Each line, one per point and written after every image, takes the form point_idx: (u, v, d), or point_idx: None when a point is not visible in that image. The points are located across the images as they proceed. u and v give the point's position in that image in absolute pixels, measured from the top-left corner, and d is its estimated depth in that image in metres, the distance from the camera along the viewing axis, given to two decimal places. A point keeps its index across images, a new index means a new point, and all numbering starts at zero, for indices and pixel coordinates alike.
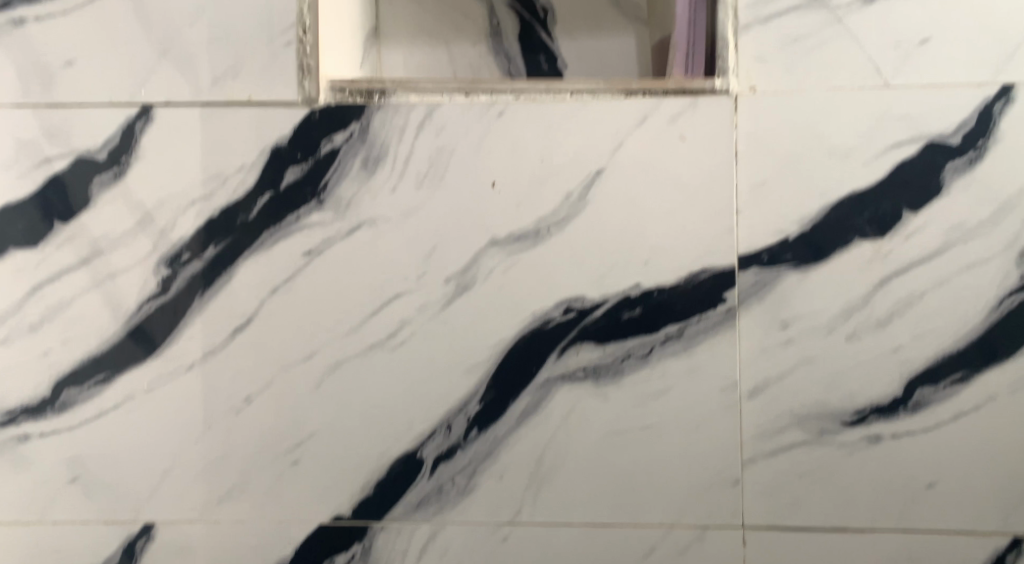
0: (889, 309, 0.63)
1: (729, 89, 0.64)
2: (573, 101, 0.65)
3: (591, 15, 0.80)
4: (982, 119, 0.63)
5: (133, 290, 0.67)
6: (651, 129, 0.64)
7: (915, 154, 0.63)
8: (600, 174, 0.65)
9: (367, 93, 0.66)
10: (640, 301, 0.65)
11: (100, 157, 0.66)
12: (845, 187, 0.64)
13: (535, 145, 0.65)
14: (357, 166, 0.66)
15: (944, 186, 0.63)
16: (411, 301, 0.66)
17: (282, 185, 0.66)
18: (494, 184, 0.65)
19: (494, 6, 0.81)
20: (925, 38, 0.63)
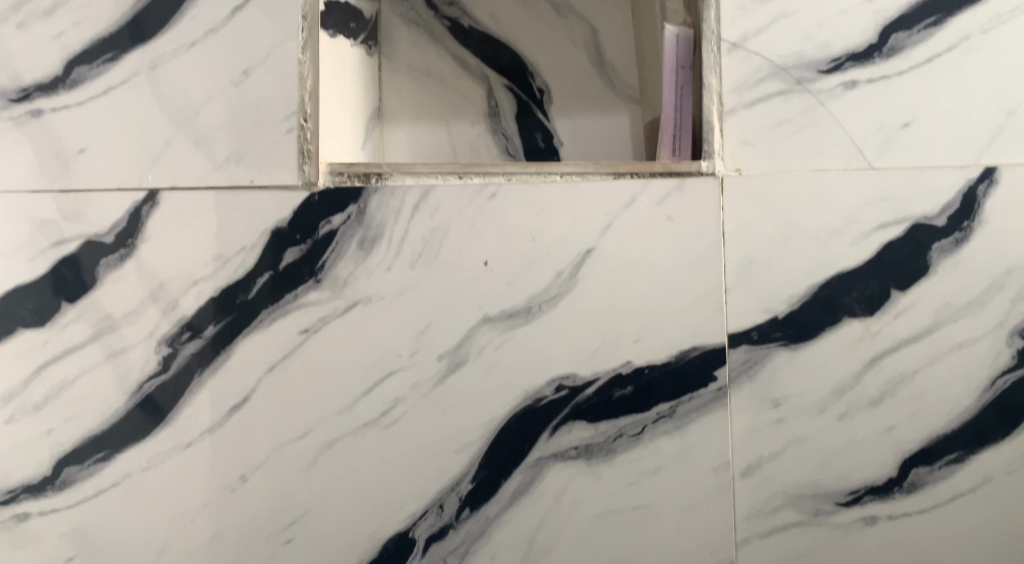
0: (881, 388, 0.64)
1: (715, 171, 0.66)
2: (562, 182, 0.67)
3: (586, 96, 0.83)
4: (967, 200, 0.65)
5: (135, 369, 0.68)
6: (640, 210, 0.66)
7: (901, 234, 0.64)
8: (590, 253, 0.66)
9: (364, 176, 0.68)
10: (631, 379, 0.65)
11: (107, 240, 0.68)
12: (831, 267, 0.65)
13: (526, 225, 0.67)
14: (354, 246, 0.67)
15: (931, 266, 0.64)
16: (404, 378, 0.67)
17: (281, 265, 0.68)
18: (486, 264, 0.67)
19: (491, 87, 0.83)
20: (907, 121, 0.65)
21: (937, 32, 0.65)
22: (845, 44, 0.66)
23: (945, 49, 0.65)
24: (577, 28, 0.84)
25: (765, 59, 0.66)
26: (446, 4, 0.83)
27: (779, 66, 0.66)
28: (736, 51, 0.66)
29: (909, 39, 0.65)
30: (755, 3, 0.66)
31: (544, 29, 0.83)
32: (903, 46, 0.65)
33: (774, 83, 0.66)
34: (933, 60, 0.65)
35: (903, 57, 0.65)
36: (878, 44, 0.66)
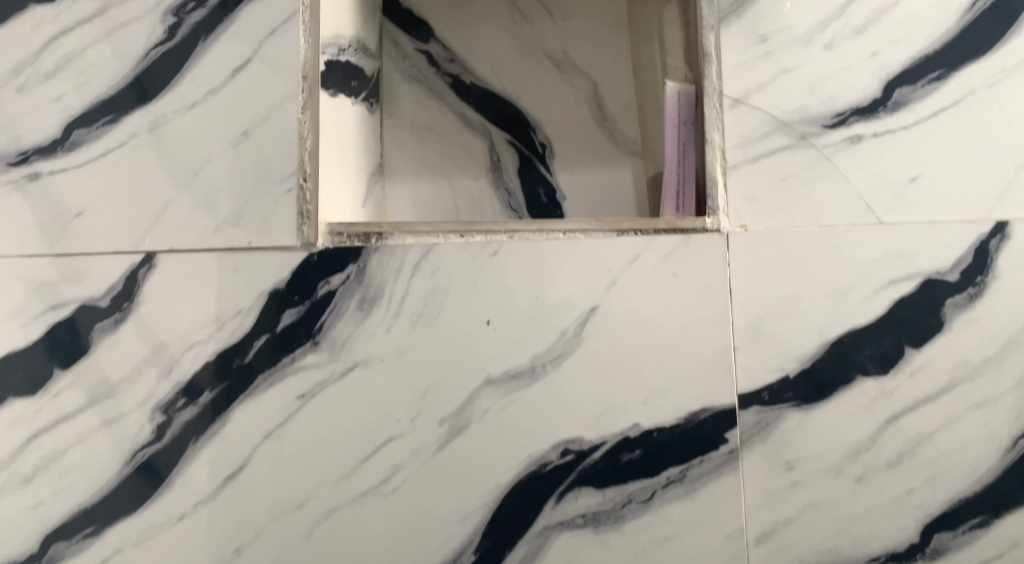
0: (899, 449, 0.62)
1: (719, 227, 0.65)
2: (565, 239, 0.65)
3: (588, 149, 0.83)
4: (979, 255, 0.63)
5: (127, 438, 0.66)
6: (644, 266, 0.65)
7: (913, 290, 0.63)
8: (594, 311, 0.65)
9: (364, 235, 0.67)
10: (639, 442, 0.63)
11: (103, 304, 0.67)
12: (843, 324, 0.63)
13: (529, 283, 0.65)
14: (353, 306, 0.66)
15: (945, 323, 0.63)
16: (404, 443, 0.65)
17: (279, 327, 0.66)
18: (488, 323, 0.65)
19: (493, 141, 0.83)
20: (915, 176, 0.64)
21: (941, 86, 0.65)
22: (849, 99, 0.66)
23: (950, 103, 0.65)
24: (579, 83, 0.83)
25: (769, 115, 0.66)
26: (448, 61, 0.84)
27: (782, 121, 0.66)
28: (738, 107, 0.66)
29: (914, 93, 0.65)
30: (756, 59, 0.67)
31: (544, 83, 0.83)
32: (908, 100, 0.65)
33: (778, 138, 0.66)
34: (939, 114, 0.65)
35: (908, 111, 0.65)
36: (883, 98, 0.65)
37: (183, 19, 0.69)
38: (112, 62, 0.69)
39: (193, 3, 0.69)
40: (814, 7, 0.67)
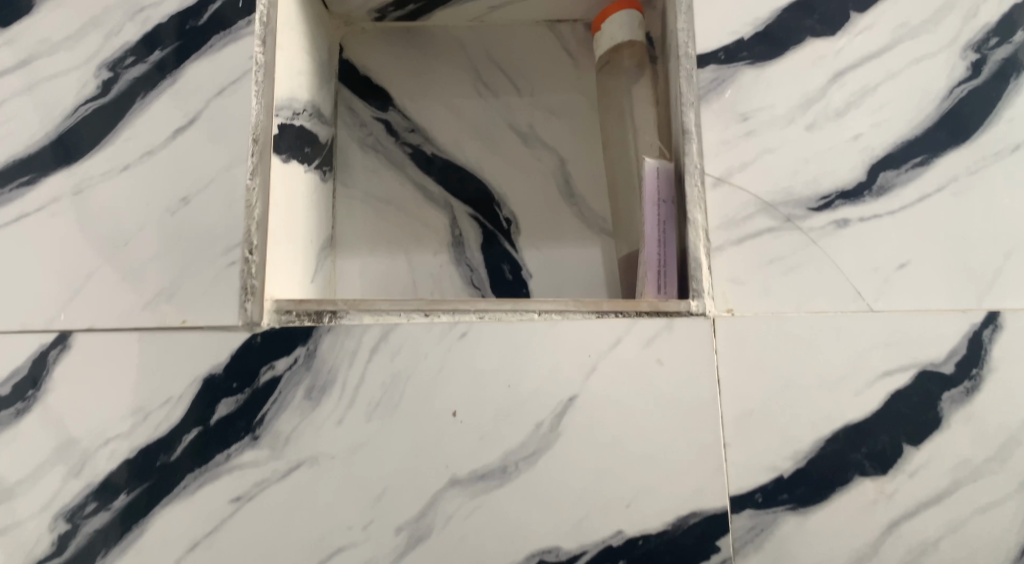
0: (902, 557, 0.58)
1: (705, 310, 0.60)
2: (540, 320, 0.60)
3: (555, 226, 0.78)
4: (972, 347, 0.60)
5: (24, 549, 0.57)
6: (627, 351, 0.59)
7: (907, 383, 0.59)
8: (573, 400, 0.59)
9: (316, 313, 0.60)
10: (623, 551, 0.58)
11: (4, 391, 0.58)
12: (837, 419, 0.59)
13: (501, 369, 0.59)
14: (300, 395, 0.58)
15: (943, 419, 0.59)
16: (356, 554, 0.57)
17: (212, 419, 0.58)
18: (455, 414, 0.59)
19: (455, 215, 0.78)
20: (904, 262, 0.62)
21: (924, 172, 0.63)
22: (834, 181, 0.63)
23: (935, 188, 0.63)
24: (546, 158, 0.80)
25: (753, 195, 0.63)
26: (407, 131, 0.80)
27: (766, 202, 0.63)
28: (720, 186, 0.63)
29: (898, 177, 0.63)
30: (738, 137, 0.64)
31: (510, 157, 0.80)
32: (892, 184, 0.63)
33: (763, 219, 0.62)
34: (923, 200, 0.63)
35: (893, 196, 0.63)
36: (867, 182, 0.63)
37: (119, 74, 0.62)
38: (33, 118, 0.62)
39: (133, 57, 0.62)
40: (795, 88, 0.65)
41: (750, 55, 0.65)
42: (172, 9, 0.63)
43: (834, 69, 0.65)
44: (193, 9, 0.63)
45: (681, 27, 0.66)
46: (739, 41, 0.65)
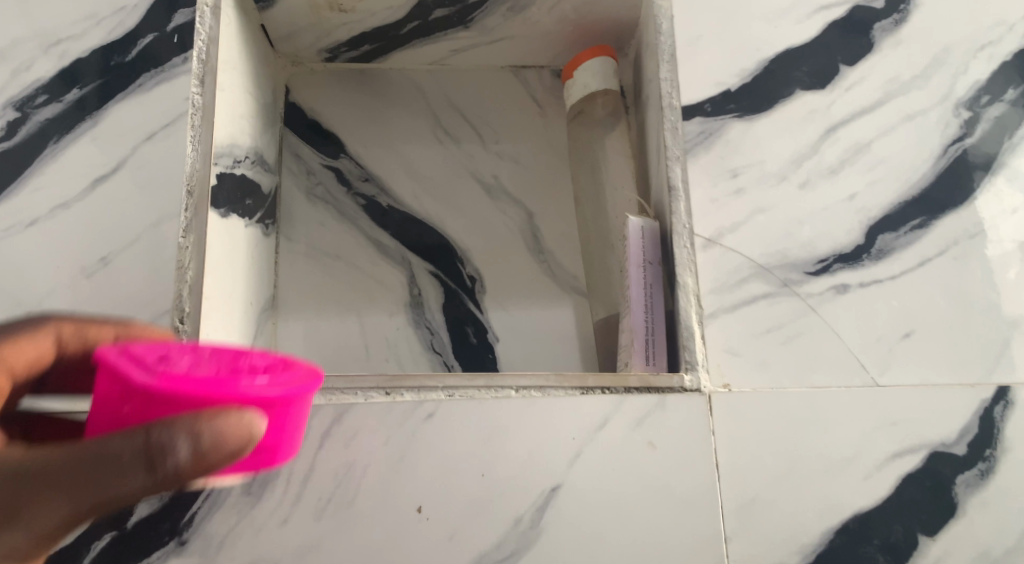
0: None
1: (699, 386, 0.55)
2: (518, 396, 0.53)
3: (524, 284, 0.71)
4: (984, 425, 0.56)
5: None
6: (614, 432, 0.53)
7: (918, 465, 0.55)
8: (555, 491, 0.52)
9: None
10: None
11: None
12: (846, 508, 0.53)
13: (473, 456, 0.52)
14: (237, 490, 0.50)
15: (958, 506, 0.54)
16: None
17: (129, 522, 0.49)
18: (420, 510, 0.51)
19: (414, 272, 0.71)
20: (907, 332, 0.57)
21: (923, 235, 0.60)
22: (831, 243, 0.59)
23: (935, 252, 0.59)
24: (512, 213, 0.74)
25: (746, 258, 0.58)
26: (361, 180, 0.73)
27: (760, 266, 0.58)
28: (711, 247, 0.58)
29: (897, 240, 0.59)
30: (727, 195, 0.59)
31: (473, 209, 0.73)
32: (891, 248, 0.59)
33: (757, 285, 0.57)
34: (924, 264, 0.59)
35: (893, 259, 0.59)
36: (865, 244, 0.59)
37: (29, 114, 0.54)
38: None
39: (46, 95, 0.54)
40: (786, 144, 0.61)
41: (738, 107, 0.61)
42: (94, 42, 0.55)
43: (825, 124, 0.61)
44: (120, 44, 0.55)
45: (664, 77, 0.61)
46: (726, 92, 0.61)
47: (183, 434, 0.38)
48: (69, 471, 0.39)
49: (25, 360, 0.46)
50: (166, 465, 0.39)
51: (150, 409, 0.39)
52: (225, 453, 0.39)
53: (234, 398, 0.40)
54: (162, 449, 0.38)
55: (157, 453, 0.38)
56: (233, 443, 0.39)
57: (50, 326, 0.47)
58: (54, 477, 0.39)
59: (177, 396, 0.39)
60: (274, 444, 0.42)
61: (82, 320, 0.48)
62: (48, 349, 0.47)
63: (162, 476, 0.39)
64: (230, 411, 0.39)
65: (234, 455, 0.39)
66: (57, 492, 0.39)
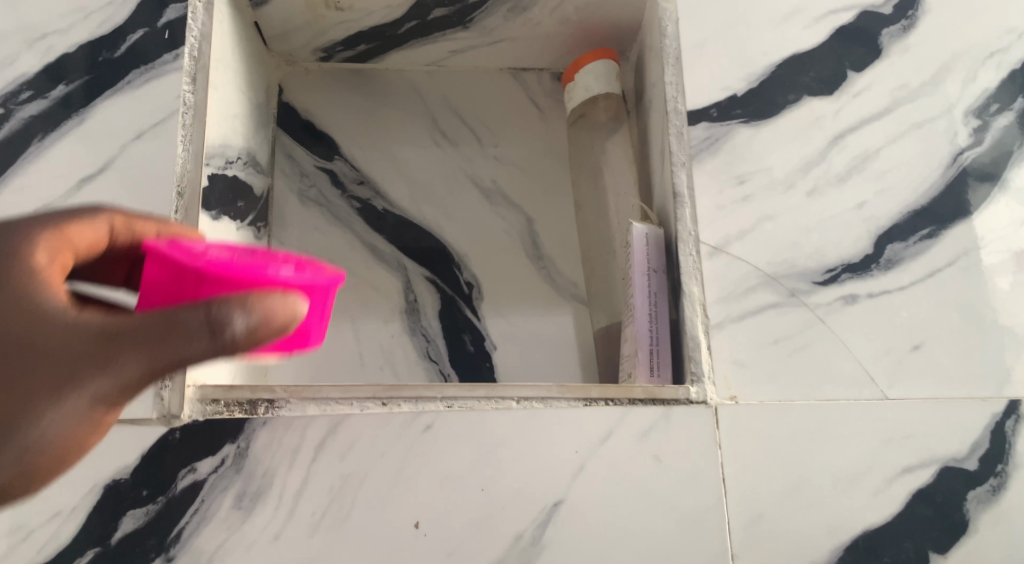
0: None
1: (706, 398, 0.53)
2: (520, 408, 0.51)
3: (523, 291, 0.70)
4: (995, 440, 0.55)
5: None
6: (619, 445, 0.51)
7: (928, 480, 0.54)
8: (557, 505, 0.50)
9: (249, 403, 0.50)
10: None
11: None
12: (855, 524, 0.52)
13: (473, 470, 0.50)
14: (227, 504, 0.48)
15: (969, 523, 0.53)
16: None
17: (114, 537, 0.47)
18: (418, 525, 0.49)
19: (410, 278, 0.69)
20: (917, 343, 0.56)
21: (932, 244, 0.58)
22: (839, 252, 0.57)
23: (945, 262, 0.58)
24: (511, 218, 0.72)
25: (753, 267, 0.56)
26: (356, 183, 0.71)
27: (768, 275, 0.56)
28: (718, 255, 0.56)
29: (906, 250, 0.58)
30: (734, 202, 0.58)
31: (472, 214, 0.71)
32: (900, 258, 0.58)
33: (764, 294, 0.56)
34: (934, 274, 0.58)
35: (902, 270, 0.57)
36: (874, 254, 0.58)
37: (12, 111, 0.52)
38: None
39: (31, 91, 0.52)
40: (794, 150, 0.59)
41: (745, 112, 0.60)
42: (81, 38, 0.53)
43: (834, 131, 0.60)
44: (108, 40, 0.53)
45: (669, 81, 0.60)
46: (733, 97, 0.60)
47: (238, 306, 0.37)
48: (122, 342, 0.37)
49: (82, 244, 0.42)
50: (222, 337, 0.37)
51: (200, 288, 0.40)
52: (274, 328, 0.38)
53: (273, 281, 0.40)
54: (218, 321, 0.37)
55: (213, 325, 0.37)
56: (280, 320, 0.38)
57: (103, 215, 0.43)
58: (108, 346, 0.37)
59: (223, 276, 0.40)
60: (308, 332, 0.43)
61: (134, 216, 0.44)
62: (101, 237, 0.43)
63: (216, 351, 0.37)
64: (275, 290, 0.38)
65: (282, 331, 0.38)
66: (109, 362, 0.37)
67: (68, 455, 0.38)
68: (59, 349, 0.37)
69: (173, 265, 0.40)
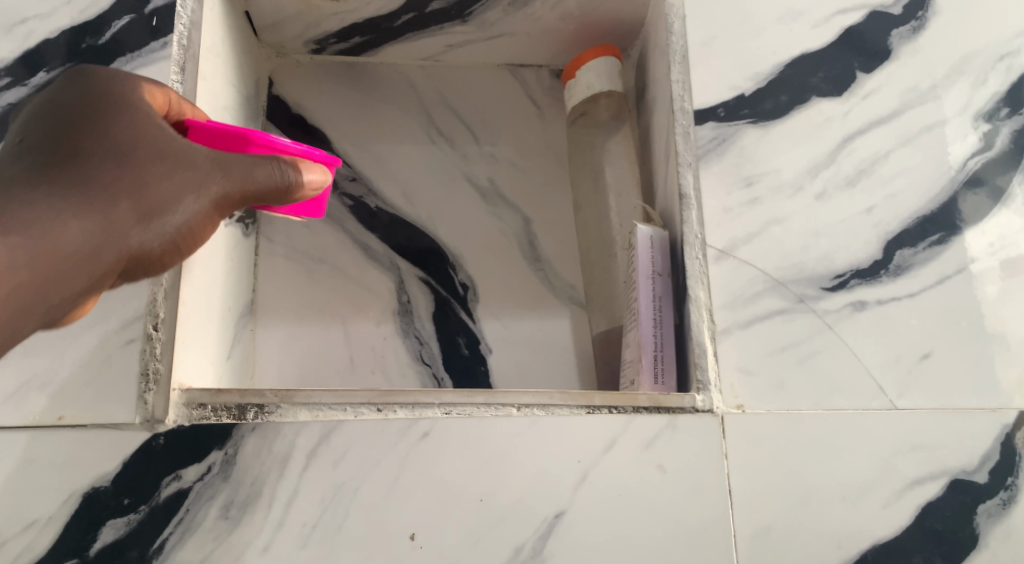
0: None
1: (712, 406, 0.51)
2: (520, 415, 0.49)
3: (520, 293, 0.68)
4: (1006, 452, 0.54)
5: None
6: (623, 455, 0.50)
7: (938, 493, 0.52)
8: (559, 517, 0.48)
9: (237, 408, 0.47)
10: None
11: None
12: (864, 538, 0.51)
13: (472, 480, 0.48)
14: (214, 515, 0.46)
15: (979, 537, 0.52)
16: None
17: (92, 549, 0.45)
18: (414, 538, 0.47)
19: (403, 278, 0.67)
20: (927, 352, 0.55)
21: (942, 250, 0.57)
22: (848, 258, 0.56)
23: (955, 269, 0.57)
24: (508, 218, 0.70)
25: (761, 271, 0.55)
26: (347, 179, 0.68)
27: (776, 280, 0.55)
28: (725, 259, 0.55)
29: (915, 256, 0.57)
30: (742, 205, 0.56)
31: (467, 214, 0.69)
32: (909, 264, 0.56)
33: (772, 299, 0.54)
34: (943, 281, 0.56)
35: (911, 276, 0.56)
36: (883, 260, 0.56)
37: None
38: None
39: (9, 78, 0.50)
40: (802, 152, 0.58)
41: (752, 113, 0.58)
42: (63, 23, 0.51)
43: (842, 133, 0.59)
44: (92, 26, 0.51)
45: (676, 79, 0.58)
46: (740, 97, 0.58)
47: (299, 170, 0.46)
48: (222, 178, 0.44)
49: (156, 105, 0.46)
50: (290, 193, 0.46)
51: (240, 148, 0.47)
52: (314, 187, 0.48)
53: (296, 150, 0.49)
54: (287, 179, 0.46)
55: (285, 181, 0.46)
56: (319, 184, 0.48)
57: (165, 91, 0.46)
58: (210, 180, 0.44)
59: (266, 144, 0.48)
60: (320, 196, 0.53)
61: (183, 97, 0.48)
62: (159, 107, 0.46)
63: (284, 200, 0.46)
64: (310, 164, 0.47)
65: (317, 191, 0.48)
66: (209, 192, 0.44)
67: (180, 247, 0.44)
68: (171, 160, 0.43)
69: (223, 131, 0.47)
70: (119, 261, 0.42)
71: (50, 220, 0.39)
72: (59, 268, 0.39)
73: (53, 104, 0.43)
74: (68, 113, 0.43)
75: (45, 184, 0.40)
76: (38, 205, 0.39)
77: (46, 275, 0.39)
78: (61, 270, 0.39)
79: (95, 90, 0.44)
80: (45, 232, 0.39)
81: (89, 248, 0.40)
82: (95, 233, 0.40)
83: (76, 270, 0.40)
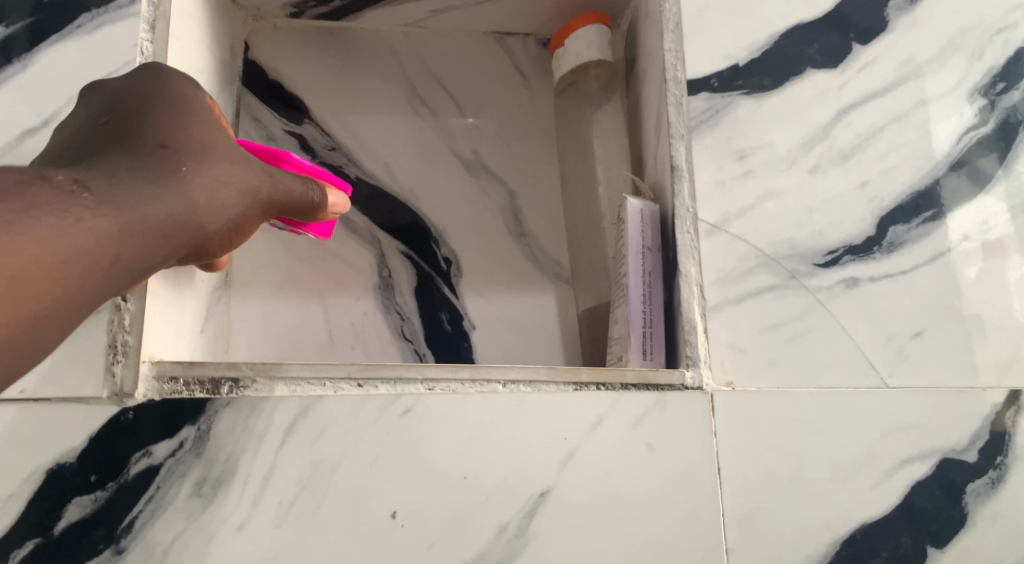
0: None
1: (701, 383, 0.50)
2: (506, 392, 0.48)
3: (504, 268, 0.66)
4: (995, 431, 0.53)
5: None
6: (610, 433, 0.48)
7: (928, 472, 0.52)
8: (544, 497, 0.47)
9: (211, 382, 0.45)
10: None
11: None
12: (853, 518, 0.50)
13: (455, 458, 0.47)
14: (185, 493, 0.44)
15: (968, 517, 0.52)
16: None
17: (57, 527, 0.43)
18: (395, 516, 0.45)
19: (384, 252, 0.65)
20: (918, 330, 0.54)
21: (935, 227, 0.56)
22: (840, 234, 0.55)
23: (948, 247, 0.56)
24: (493, 192, 0.68)
25: (753, 247, 0.53)
26: (327, 149, 0.66)
27: (768, 255, 0.53)
28: (716, 234, 0.53)
29: (909, 232, 0.56)
30: (734, 178, 0.55)
31: (451, 187, 0.67)
32: (903, 240, 0.55)
33: (764, 276, 0.53)
34: (937, 258, 0.55)
35: (905, 253, 0.55)
36: (876, 236, 0.55)
37: None
38: None
39: None
40: (796, 125, 0.56)
41: (746, 84, 0.56)
42: None
43: (837, 107, 0.57)
44: None
45: (668, 48, 0.56)
46: (734, 67, 0.57)
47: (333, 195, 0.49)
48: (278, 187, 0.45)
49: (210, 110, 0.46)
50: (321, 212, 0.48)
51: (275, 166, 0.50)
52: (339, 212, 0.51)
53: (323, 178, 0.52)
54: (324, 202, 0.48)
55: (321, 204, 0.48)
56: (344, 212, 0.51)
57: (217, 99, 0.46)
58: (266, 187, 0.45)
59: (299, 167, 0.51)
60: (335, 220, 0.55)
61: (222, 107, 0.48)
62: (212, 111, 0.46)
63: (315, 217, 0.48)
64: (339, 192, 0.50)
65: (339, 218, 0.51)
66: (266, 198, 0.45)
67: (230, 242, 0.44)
68: (236, 162, 0.44)
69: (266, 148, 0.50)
70: (191, 245, 0.42)
71: (139, 198, 0.39)
72: (142, 244, 0.39)
73: (128, 96, 0.43)
74: (140, 102, 0.43)
75: (130, 166, 0.40)
76: (129, 184, 0.39)
77: (137, 252, 0.39)
78: (146, 248, 0.39)
79: (166, 83, 0.44)
80: (135, 211, 0.39)
81: (171, 227, 0.40)
82: (176, 215, 0.40)
83: (158, 249, 0.40)
